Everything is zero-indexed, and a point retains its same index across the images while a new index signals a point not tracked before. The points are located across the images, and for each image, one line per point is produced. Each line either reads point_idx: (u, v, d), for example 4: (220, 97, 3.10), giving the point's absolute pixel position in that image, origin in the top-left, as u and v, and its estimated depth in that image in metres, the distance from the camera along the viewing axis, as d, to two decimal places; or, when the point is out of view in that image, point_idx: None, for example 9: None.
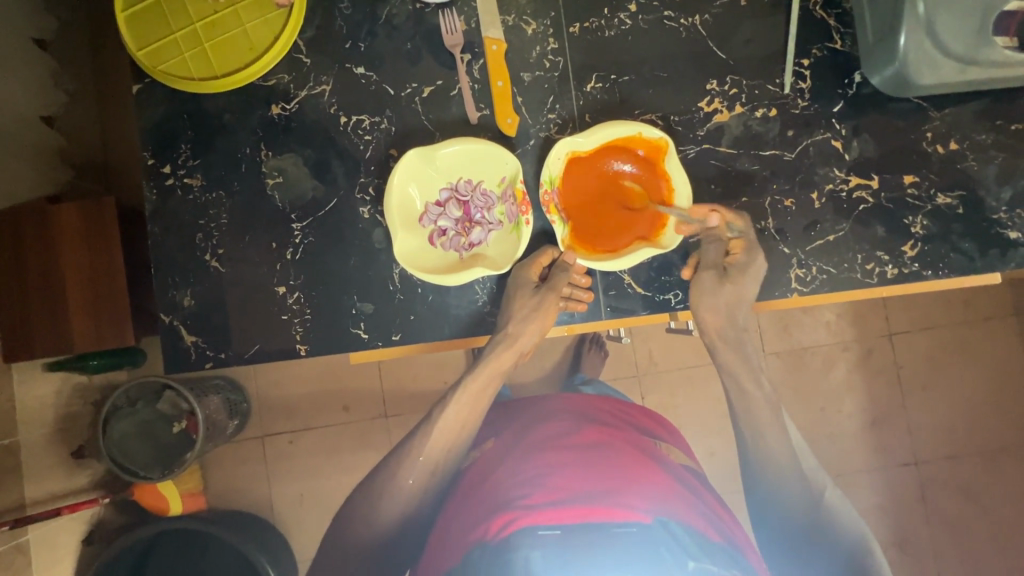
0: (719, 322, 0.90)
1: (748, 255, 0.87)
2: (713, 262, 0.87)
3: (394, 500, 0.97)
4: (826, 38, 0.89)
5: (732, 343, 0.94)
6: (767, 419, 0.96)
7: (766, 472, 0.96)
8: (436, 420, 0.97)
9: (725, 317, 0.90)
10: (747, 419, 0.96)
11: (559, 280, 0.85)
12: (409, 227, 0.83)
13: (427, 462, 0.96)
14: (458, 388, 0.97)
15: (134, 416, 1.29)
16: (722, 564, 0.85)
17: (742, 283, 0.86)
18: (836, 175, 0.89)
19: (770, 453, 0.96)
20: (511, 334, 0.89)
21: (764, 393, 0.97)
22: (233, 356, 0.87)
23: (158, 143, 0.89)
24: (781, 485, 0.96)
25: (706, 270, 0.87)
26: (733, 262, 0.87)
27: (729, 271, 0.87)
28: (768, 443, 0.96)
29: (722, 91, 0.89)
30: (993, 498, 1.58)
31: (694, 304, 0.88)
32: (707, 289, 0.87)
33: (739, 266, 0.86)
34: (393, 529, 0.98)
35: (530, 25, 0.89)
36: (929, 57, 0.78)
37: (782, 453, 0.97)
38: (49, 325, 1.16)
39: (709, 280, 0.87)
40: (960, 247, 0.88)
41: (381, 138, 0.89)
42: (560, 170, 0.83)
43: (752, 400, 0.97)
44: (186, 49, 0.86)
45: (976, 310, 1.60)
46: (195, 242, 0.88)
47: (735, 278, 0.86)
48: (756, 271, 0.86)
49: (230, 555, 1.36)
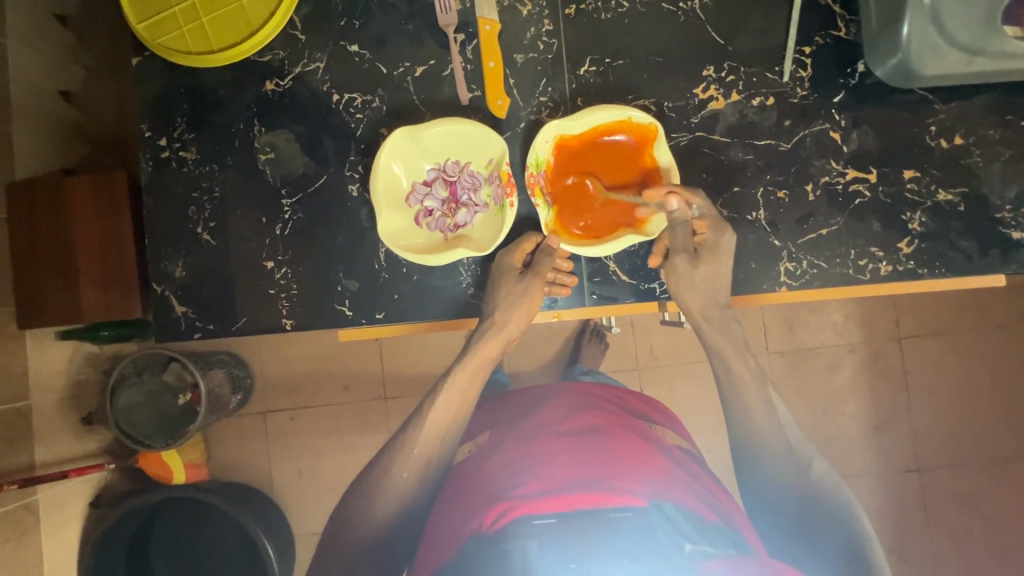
0: (702, 303, 0.87)
1: (717, 232, 0.84)
2: (684, 244, 0.82)
3: (388, 495, 0.94)
4: (831, 26, 0.87)
5: (720, 325, 0.90)
6: (754, 393, 0.95)
7: (753, 444, 0.94)
8: (428, 411, 0.96)
9: (711, 298, 0.86)
10: (734, 394, 0.95)
11: (543, 265, 0.84)
12: (395, 206, 0.83)
13: (422, 453, 0.95)
14: (448, 376, 0.97)
15: (140, 387, 1.33)
16: (722, 545, 0.81)
17: (714, 262, 0.84)
18: (833, 168, 0.87)
19: (757, 425, 0.94)
20: (497, 321, 0.89)
21: (751, 368, 0.96)
22: (222, 328, 0.89)
23: (155, 115, 0.90)
24: (769, 456, 0.93)
25: (677, 255, 0.83)
26: (703, 242, 0.84)
27: (700, 251, 0.84)
28: (756, 416, 0.94)
29: (719, 78, 0.87)
30: (996, 509, 1.55)
31: (676, 286, 0.84)
32: (679, 274, 0.83)
33: (709, 246, 0.84)
34: (388, 525, 0.94)
35: (526, 6, 0.88)
36: (933, 45, 0.75)
37: (769, 426, 0.94)
38: (61, 294, 1.20)
39: (682, 264, 0.83)
40: (960, 246, 0.85)
41: (372, 117, 0.89)
42: (548, 153, 0.82)
43: (738, 377, 0.95)
44: (184, 23, 0.86)
45: (989, 316, 1.56)
46: (188, 215, 0.90)
47: (711, 258, 0.84)
48: (725, 248, 0.84)
49: (232, 524, 1.41)
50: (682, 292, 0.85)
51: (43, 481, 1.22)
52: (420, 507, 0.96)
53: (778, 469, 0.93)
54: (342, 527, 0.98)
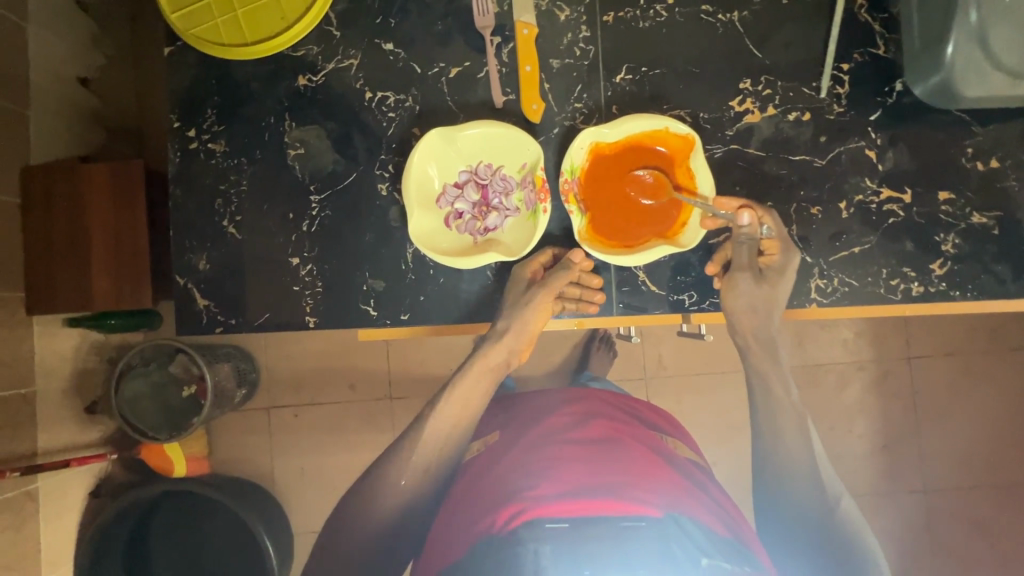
0: (753, 323, 0.87)
1: (785, 255, 0.84)
2: (749, 262, 0.83)
3: (398, 486, 0.93)
4: (869, 44, 0.86)
5: (766, 346, 0.90)
6: (791, 425, 0.94)
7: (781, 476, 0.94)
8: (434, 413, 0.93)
9: (762, 319, 0.86)
10: (769, 424, 0.94)
11: (558, 279, 0.84)
12: (426, 207, 0.83)
13: (422, 457, 0.91)
14: (456, 375, 0.94)
15: (146, 377, 1.32)
16: (735, 560, 0.78)
17: (777, 284, 0.84)
18: (867, 186, 0.86)
19: (789, 457, 0.94)
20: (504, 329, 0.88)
21: (791, 399, 0.95)
22: (244, 323, 0.88)
23: (184, 107, 0.89)
24: (800, 490, 0.93)
25: (741, 271, 0.83)
26: (769, 264, 0.85)
27: (765, 273, 0.85)
28: (789, 448, 0.94)
29: (755, 91, 0.87)
30: (1005, 534, 1.53)
31: (727, 302, 0.86)
32: (740, 292, 0.84)
33: (776, 268, 0.84)
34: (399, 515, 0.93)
35: (564, 12, 0.87)
36: (977, 67, 0.74)
37: (800, 456, 0.94)
38: (72, 280, 1.19)
39: (744, 283, 0.84)
40: (992, 269, 0.85)
41: (405, 116, 0.88)
42: (583, 159, 0.82)
43: (777, 402, 0.94)
44: (220, 14, 0.84)
45: (1004, 339, 1.55)
46: (214, 207, 0.89)
47: (775, 278, 0.85)
48: (792, 271, 0.84)
49: (232, 519, 1.40)
50: (734, 311, 0.86)
51: (45, 469, 1.20)
52: (427, 502, 0.93)
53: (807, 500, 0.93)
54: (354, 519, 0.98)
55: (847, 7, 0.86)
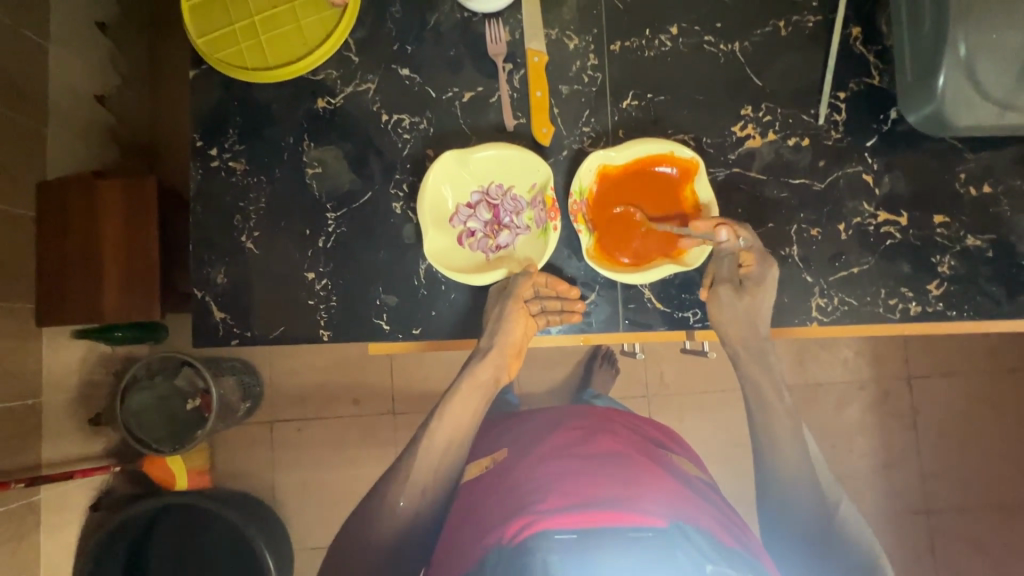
0: (740, 333, 0.88)
1: (762, 265, 0.85)
2: (730, 275, 0.86)
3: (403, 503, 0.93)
4: (864, 74, 0.90)
5: (755, 355, 0.91)
6: (787, 433, 0.94)
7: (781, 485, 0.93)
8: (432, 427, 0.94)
9: (750, 328, 0.87)
10: (766, 435, 0.94)
11: (517, 288, 0.86)
12: (440, 227, 0.86)
13: (425, 470, 0.93)
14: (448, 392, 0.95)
15: (152, 390, 1.33)
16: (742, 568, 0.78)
17: (758, 296, 0.86)
18: (865, 209, 0.89)
19: (787, 465, 0.93)
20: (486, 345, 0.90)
21: (784, 404, 0.94)
22: (258, 336, 0.90)
23: (207, 127, 0.93)
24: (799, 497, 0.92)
25: (722, 284, 0.86)
26: (748, 275, 0.86)
27: (744, 284, 0.86)
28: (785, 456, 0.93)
29: (756, 118, 0.90)
30: (1007, 556, 1.53)
31: (716, 315, 0.87)
32: (723, 304, 0.87)
33: (754, 278, 0.85)
34: (405, 528, 0.93)
35: (573, 41, 0.91)
36: (967, 98, 0.78)
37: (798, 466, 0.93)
38: (84, 292, 1.21)
39: (727, 295, 0.87)
40: (987, 291, 0.87)
41: (419, 138, 0.92)
42: (591, 181, 0.85)
43: (771, 408, 0.94)
44: (244, 41, 0.89)
45: (1001, 360, 1.57)
46: (233, 223, 0.92)
47: (755, 290, 0.86)
48: (770, 282, 0.85)
49: (233, 534, 1.39)
50: (720, 323, 0.88)
51: (49, 480, 1.21)
52: (436, 518, 0.95)
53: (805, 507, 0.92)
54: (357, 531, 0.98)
55: (842, 39, 0.91)
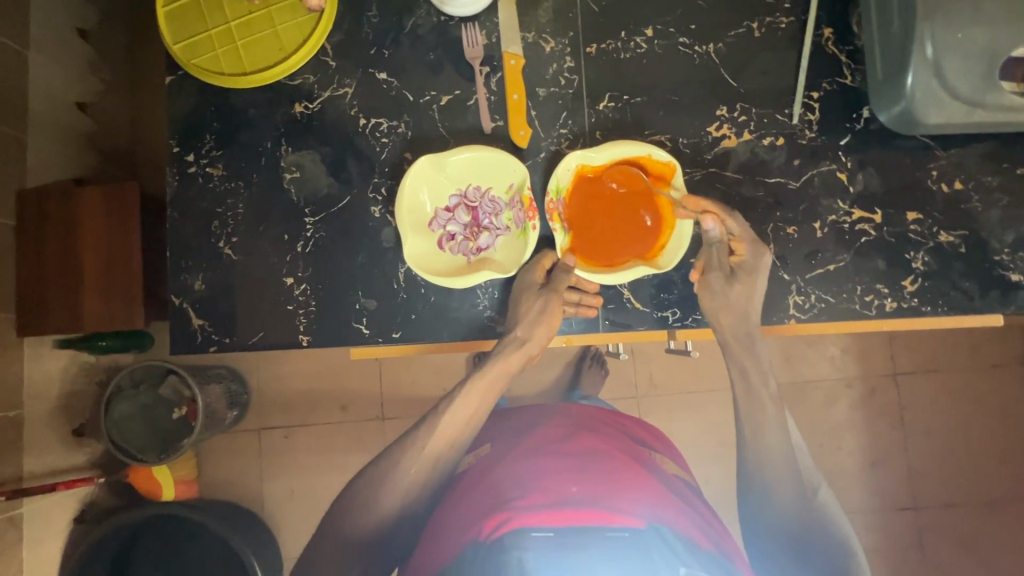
0: (732, 325, 0.88)
1: (755, 255, 0.86)
2: (720, 262, 0.87)
3: (397, 487, 0.93)
4: (837, 74, 0.91)
5: (744, 343, 0.90)
6: (773, 421, 0.94)
7: (764, 470, 0.93)
8: (441, 415, 0.95)
9: (741, 319, 0.88)
10: (752, 418, 0.94)
11: (560, 281, 0.86)
12: (419, 231, 0.86)
13: (429, 454, 0.94)
14: (465, 382, 0.96)
15: (135, 400, 1.32)
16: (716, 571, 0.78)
17: (750, 283, 0.87)
18: (840, 207, 0.90)
19: (768, 451, 0.93)
20: (520, 336, 0.89)
21: (770, 392, 0.95)
22: (237, 342, 0.90)
23: (184, 132, 0.92)
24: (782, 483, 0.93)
25: (713, 272, 0.87)
26: (740, 263, 0.87)
27: (736, 272, 0.87)
28: (768, 442, 0.94)
29: (731, 118, 0.91)
30: (993, 550, 1.55)
31: (705, 305, 0.88)
32: (714, 291, 0.87)
33: (747, 267, 0.86)
34: (397, 513, 0.93)
35: (549, 44, 0.92)
36: (936, 95, 0.79)
37: (782, 449, 0.94)
38: (63, 302, 1.19)
39: (716, 281, 0.87)
40: (961, 286, 0.89)
41: (397, 141, 0.92)
42: (569, 180, 0.86)
43: (758, 397, 0.95)
44: (219, 45, 0.89)
45: (983, 355, 1.59)
46: (210, 229, 0.92)
47: (748, 278, 0.87)
48: (764, 270, 0.86)
49: (218, 543, 1.38)
50: (707, 310, 0.88)
51: (30, 493, 1.19)
52: (426, 509, 0.96)
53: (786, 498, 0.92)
54: (337, 530, 0.96)
55: (815, 40, 0.92)
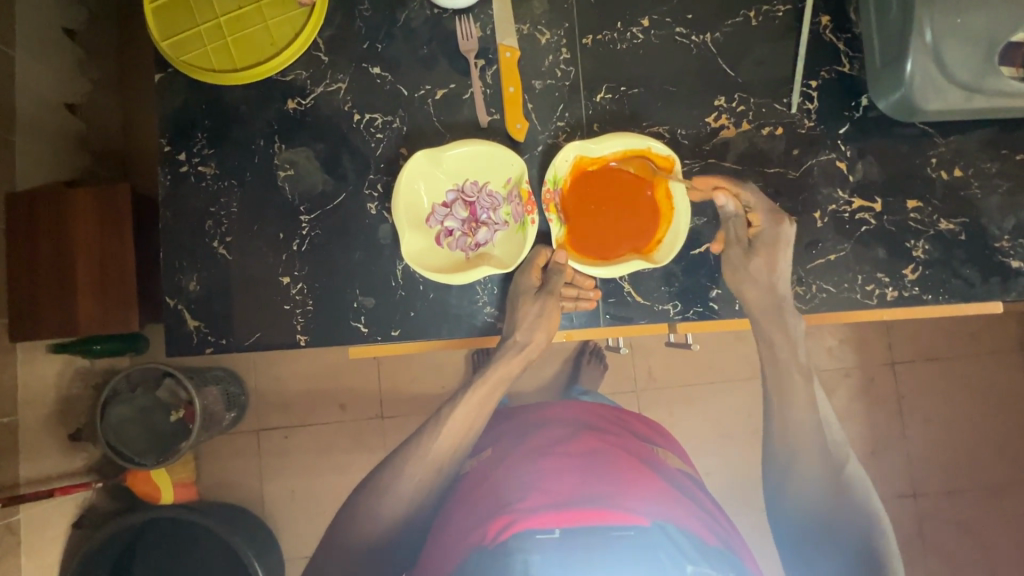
0: (760, 299, 0.87)
1: (774, 223, 0.87)
2: (738, 237, 0.87)
3: (405, 491, 0.94)
4: (835, 62, 0.91)
5: (774, 320, 0.89)
6: (800, 394, 0.99)
7: (789, 441, 1.02)
8: (445, 420, 0.94)
9: (769, 293, 0.87)
10: (778, 392, 0.98)
11: (556, 283, 0.85)
12: (416, 227, 0.84)
13: (435, 460, 0.93)
14: (468, 388, 0.95)
15: (132, 403, 1.30)
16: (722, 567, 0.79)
17: (775, 256, 0.87)
18: (839, 196, 0.90)
19: (792, 422, 1.00)
20: (520, 341, 0.89)
21: (799, 364, 0.95)
22: (234, 343, 0.88)
23: (175, 131, 0.91)
24: (802, 458, 1.02)
25: (734, 248, 0.87)
26: (757, 235, 0.87)
27: (755, 244, 0.87)
28: (792, 417, 1.00)
29: (730, 108, 0.90)
30: (993, 535, 1.55)
31: (733, 280, 0.88)
32: (737, 268, 0.87)
33: (767, 238, 0.87)
34: (408, 515, 0.95)
35: (545, 35, 0.91)
36: (935, 82, 0.78)
37: (806, 423, 1.01)
38: (57, 306, 1.18)
39: (738, 257, 0.87)
40: (961, 273, 0.88)
41: (392, 137, 0.91)
42: (567, 172, 0.85)
43: (786, 368, 0.96)
44: (209, 41, 0.87)
45: (981, 342, 1.59)
46: (204, 228, 0.90)
47: (769, 250, 0.87)
48: (787, 241, 0.87)
49: (220, 546, 1.37)
50: (739, 290, 0.88)
51: (27, 499, 1.17)
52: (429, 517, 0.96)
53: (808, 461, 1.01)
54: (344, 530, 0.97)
55: (812, 28, 0.91)
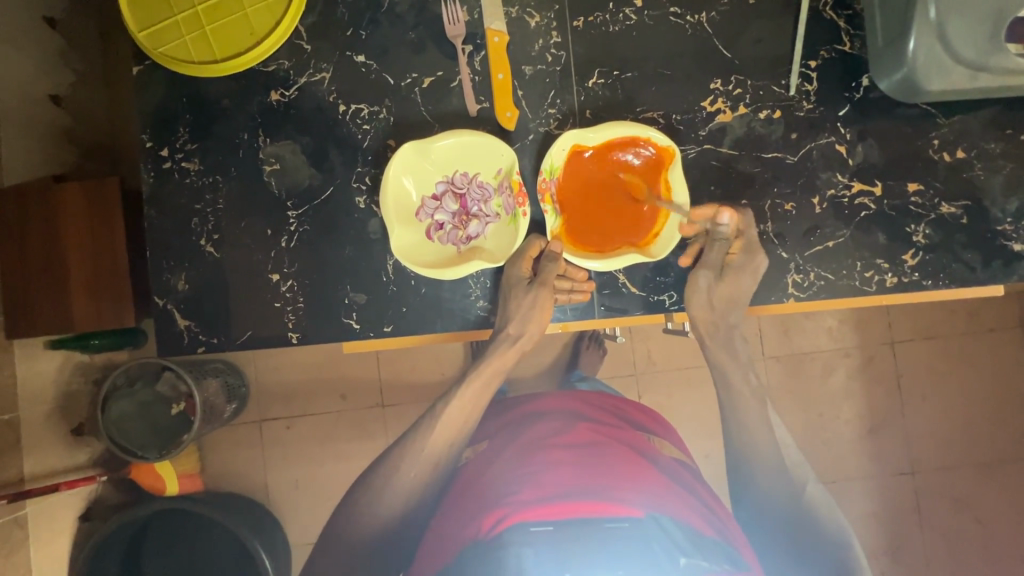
0: (715, 318, 0.89)
1: (747, 254, 0.86)
2: (714, 260, 0.85)
3: (401, 486, 0.96)
4: (836, 40, 0.88)
5: (722, 341, 0.92)
6: (753, 414, 0.97)
7: (751, 463, 1.00)
8: (439, 414, 0.94)
9: (726, 316, 0.88)
10: (733, 409, 0.97)
11: (548, 273, 0.84)
12: (406, 222, 0.83)
13: (430, 454, 0.94)
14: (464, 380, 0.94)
15: (133, 397, 1.29)
16: (716, 559, 0.81)
17: (738, 281, 0.85)
18: (839, 180, 0.88)
19: (754, 444, 0.99)
20: (512, 333, 0.89)
21: (751, 388, 0.97)
22: (227, 342, 0.88)
23: (157, 126, 0.89)
24: (767, 478, 1.00)
25: (704, 269, 0.86)
26: (731, 261, 0.86)
27: (726, 269, 0.86)
28: (756, 439, 0.99)
29: (726, 91, 0.88)
30: (989, 511, 1.57)
31: (688, 300, 0.87)
32: (702, 289, 0.86)
33: (736, 266, 0.86)
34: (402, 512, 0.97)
35: (534, 18, 0.88)
36: (939, 61, 0.76)
37: (764, 442, 1.00)
38: (49, 304, 1.16)
39: (705, 279, 0.86)
40: (962, 258, 0.87)
41: (380, 128, 0.88)
42: (564, 160, 0.82)
43: (739, 395, 0.97)
44: (187, 32, 0.84)
45: (982, 320, 1.58)
46: (190, 226, 0.89)
47: (736, 275, 0.86)
48: (756, 269, 0.85)
49: (224, 535, 1.39)
50: (693, 309, 0.87)
51: (33, 494, 1.18)
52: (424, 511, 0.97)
53: (773, 479, 1.00)
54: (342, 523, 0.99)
55: (812, 5, 0.88)
